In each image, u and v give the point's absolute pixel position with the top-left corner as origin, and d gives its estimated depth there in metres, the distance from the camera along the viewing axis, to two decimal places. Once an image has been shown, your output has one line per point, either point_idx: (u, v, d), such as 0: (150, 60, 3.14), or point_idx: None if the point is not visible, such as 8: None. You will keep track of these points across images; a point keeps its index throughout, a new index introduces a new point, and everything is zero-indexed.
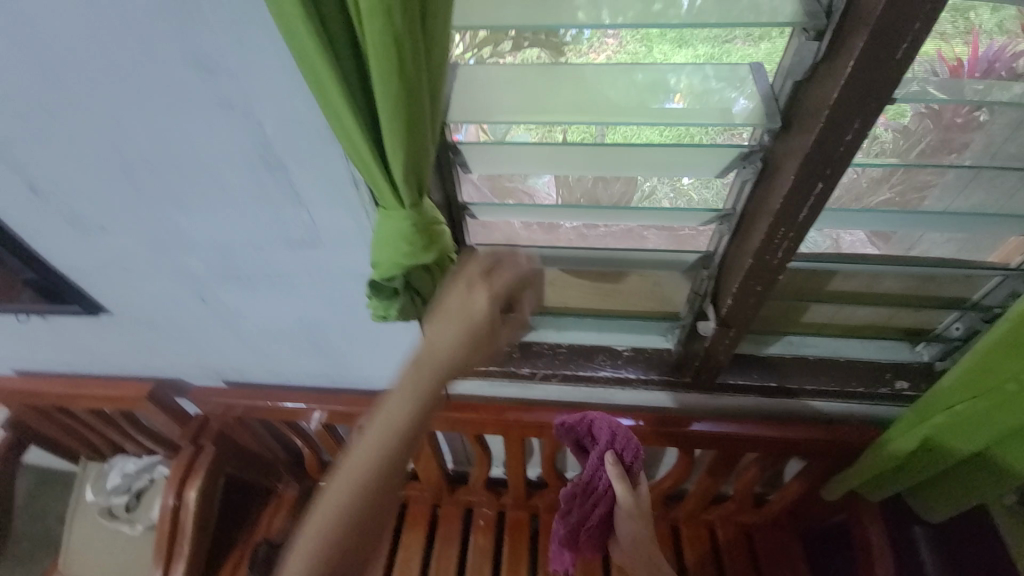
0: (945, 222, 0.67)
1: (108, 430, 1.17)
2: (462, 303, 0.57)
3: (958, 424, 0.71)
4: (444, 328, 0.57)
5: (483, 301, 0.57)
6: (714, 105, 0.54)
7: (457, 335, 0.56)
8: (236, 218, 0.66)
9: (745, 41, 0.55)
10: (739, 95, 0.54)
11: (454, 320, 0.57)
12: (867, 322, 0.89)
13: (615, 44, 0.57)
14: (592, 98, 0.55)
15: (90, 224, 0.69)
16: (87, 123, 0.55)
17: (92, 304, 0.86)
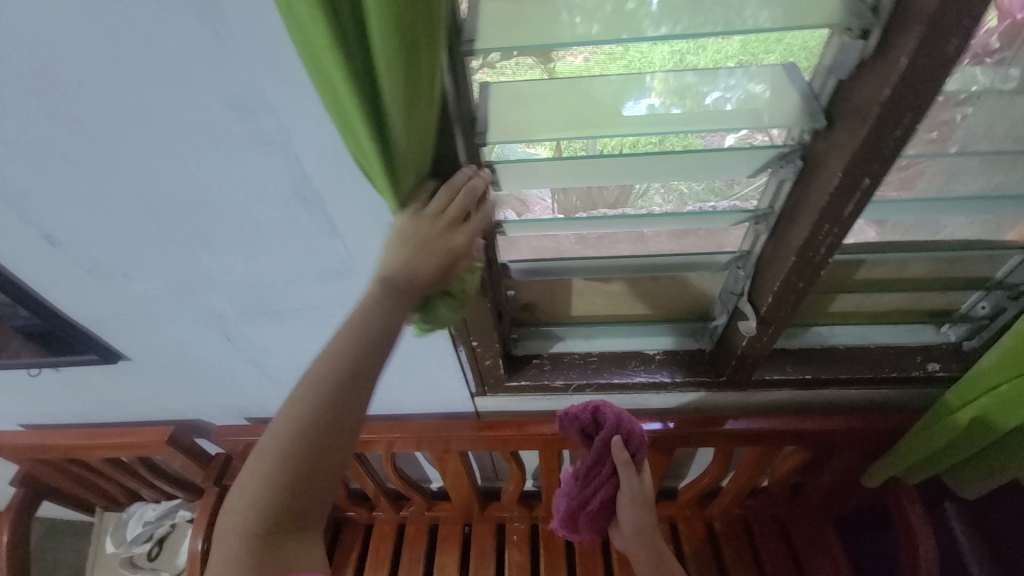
0: (960, 206, 0.69)
1: (127, 478, 1.13)
2: (427, 245, 0.50)
3: (1003, 405, 0.71)
4: (413, 277, 0.52)
5: (454, 247, 0.51)
6: (693, 104, 0.54)
7: (425, 277, 0.51)
8: (268, 254, 0.64)
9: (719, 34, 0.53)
10: (714, 87, 0.53)
11: (418, 263, 0.51)
12: (893, 307, 0.90)
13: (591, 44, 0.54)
14: (588, 103, 0.53)
15: (110, 271, 0.66)
16: (111, 170, 0.53)
17: (108, 351, 0.83)
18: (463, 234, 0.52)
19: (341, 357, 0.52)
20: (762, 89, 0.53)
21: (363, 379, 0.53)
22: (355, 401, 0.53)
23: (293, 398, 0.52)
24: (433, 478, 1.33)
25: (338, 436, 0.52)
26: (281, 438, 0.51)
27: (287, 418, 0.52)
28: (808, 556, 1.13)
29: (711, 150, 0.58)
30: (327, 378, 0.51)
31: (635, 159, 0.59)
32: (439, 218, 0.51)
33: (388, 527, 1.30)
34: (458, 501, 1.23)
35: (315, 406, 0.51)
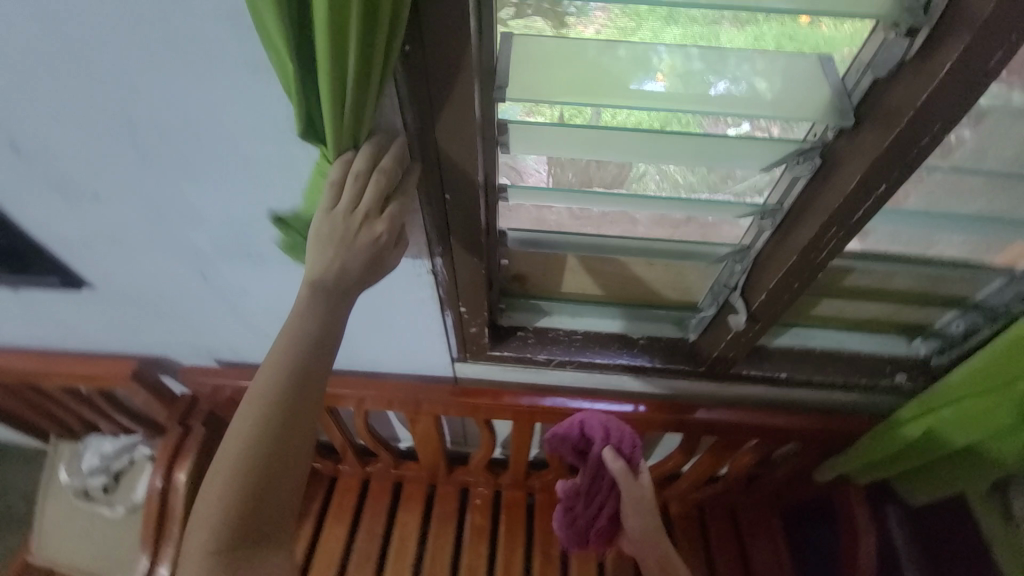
0: (952, 224, 0.71)
1: (84, 409, 1.09)
2: (349, 242, 0.51)
3: (958, 422, 0.74)
4: (341, 273, 0.51)
5: (374, 239, 0.51)
6: (696, 87, 0.50)
7: (350, 275, 0.52)
8: (256, 190, 0.60)
9: (733, 23, 0.51)
10: (721, 77, 0.51)
11: (342, 262, 0.51)
12: (872, 317, 0.92)
13: (605, 15, 0.51)
14: (599, 69, 0.51)
15: (80, 191, 0.61)
16: (85, 77, 0.48)
17: (73, 277, 0.78)
18: (383, 221, 0.51)
19: (278, 379, 0.52)
20: (764, 83, 0.51)
21: (306, 396, 0.54)
22: (299, 418, 0.54)
23: (239, 424, 0.54)
24: (402, 438, 1.33)
25: (290, 453, 0.55)
26: (235, 464, 0.54)
27: (235, 443, 0.54)
28: (753, 543, 1.19)
29: (728, 137, 0.56)
30: (270, 402, 0.53)
31: (648, 135, 0.57)
32: (353, 210, 0.50)
33: (351, 482, 1.30)
34: (425, 463, 1.24)
35: (261, 429, 0.53)
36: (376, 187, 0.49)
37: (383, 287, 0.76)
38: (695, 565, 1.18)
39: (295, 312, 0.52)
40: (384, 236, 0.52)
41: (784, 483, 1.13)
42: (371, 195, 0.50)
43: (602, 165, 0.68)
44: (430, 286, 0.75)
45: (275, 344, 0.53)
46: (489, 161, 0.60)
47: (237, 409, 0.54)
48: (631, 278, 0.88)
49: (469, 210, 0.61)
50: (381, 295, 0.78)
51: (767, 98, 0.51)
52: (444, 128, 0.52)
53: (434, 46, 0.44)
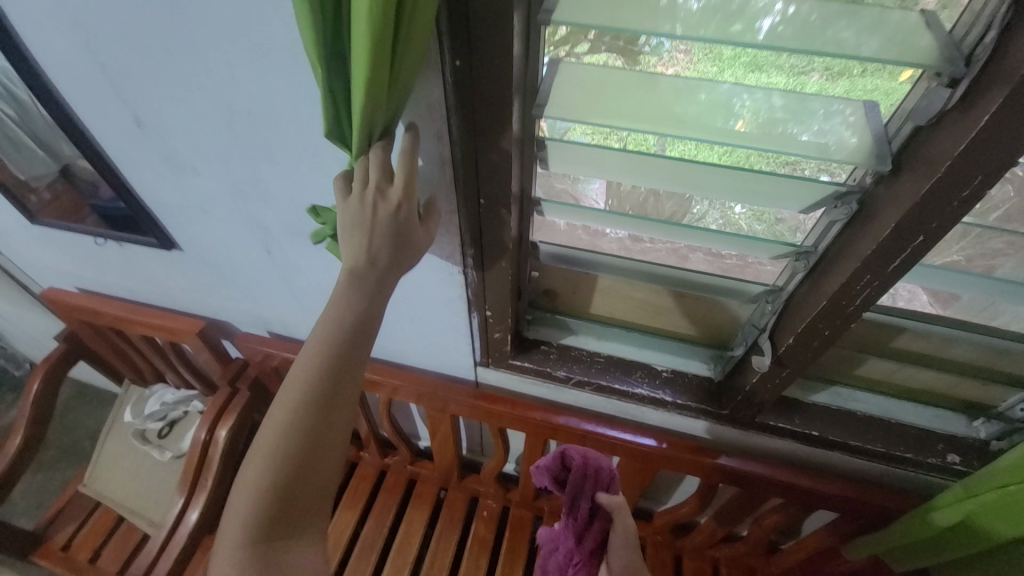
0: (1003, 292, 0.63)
1: (156, 359, 1.24)
2: (373, 220, 0.54)
3: (998, 513, 0.66)
4: (373, 253, 0.55)
5: (395, 207, 0.54)
6: (777, 132, 0.52)
7: (379, 251, 0.55)
8: (320, 176, 0.68)
9: (823, 74, 0.52)
10: (806, 126, 0.52)
11: (371, 238, 0.54)
12: (926, 387, 0.84)
13: (687, 58, 0.54)
14: (655, 102, 0.53)
15: (183, 164, 0.73)
16: (202, 70, 0.59)
17: (166, 239, 0.90)
18: (404, 191, 0.54)
19: (312, 372, 0.57)
20: (851, 128, 0.51)
21: (338, 387, 0.58)
22: (331, 411, 0.58)
23: (275, 416, 0.58)
24: (422, 436, 1.37)
25: (321, 446, 0.59)
26: (270, 458, 0.58)
27: (271, 435, 0.58)
28: None
29: (761, 172, 0.56)
30: (306, 395, 0.57)
31: (686, 164, 0.58)
32: (365, 191, 0.53)
33: (369, 470, 1.35)
34: (440, 464, 1.26)
35: (296, 421, 0.57)
36: (379, 162, 0.53)
37: (418, 282, 0.82)
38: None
39: (332, 305, 0.57)
40: (403, 203, 0.55)
41: (812, 558, 1.02)
42: (378, 170, 0.53)
43: (659, 202, 0.70)
44: (460, 286, 0.80)
45: (312, 338, 0.58)
46: (525, 174, 0.64)
47: (274, 402, 0.59)
48: (659, 306, 0.88)
49: (499, 217, 0.66)
50: (415, 290, 0.84)
51: (861, 147, 0.50)
52: (485, 142, 0.57)
53: (480, 66, 0.50)
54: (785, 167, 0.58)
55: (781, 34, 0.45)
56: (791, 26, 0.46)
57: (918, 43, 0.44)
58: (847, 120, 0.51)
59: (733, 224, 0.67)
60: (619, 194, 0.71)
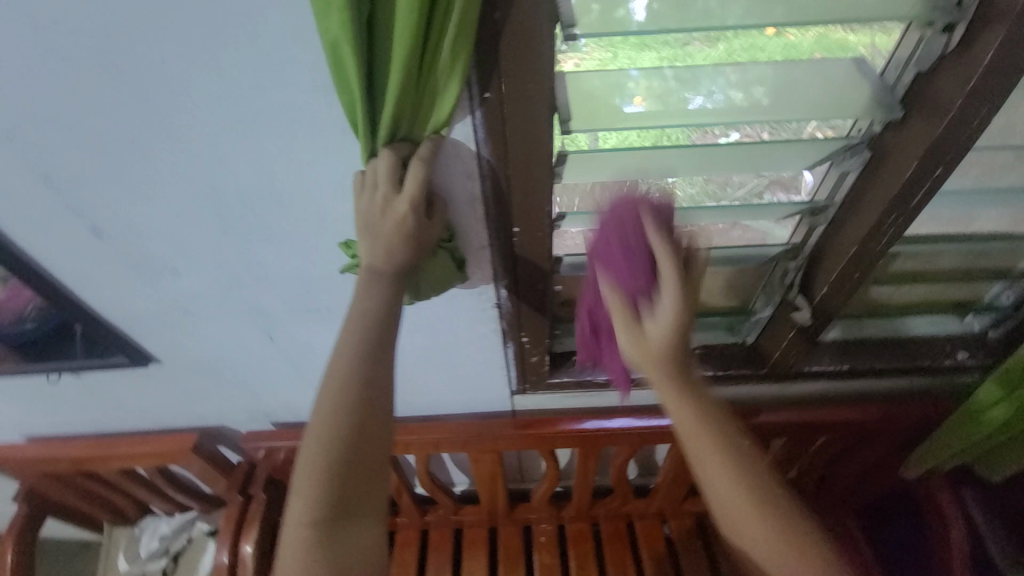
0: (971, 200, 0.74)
1: (140, 491, 1.08)
2: (381, 221, 0.52)
3: None
4: (387, 257, 0.53)
5: (401, 214, 0.50)
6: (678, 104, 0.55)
7: (394, 254, 0.53)
8: (329, 245, 0.61)
9: (704, 42, 0.55)
10: (698, 93, 0.55)
11: (384, 245, 0.53)
12: (921, 300, 0.92)
13: (581, 49, 0.54)
14: (587, 102, 0.55)
15: (158, 267, 0.64)
16: (177, 155, 0.51)
17: (140, 354, 0.79)
18: (408, 199, 0.50)
19: (352, 357, 0.54)
20: (745, 89, 0.55)
21: (383, 365, 0.55)
22: (378, 389, 0.54)
23: (319, 410, 0.53)
24: (456, 482, 1.30)
25: (372, 423, 0.54)
26: (325, 451, 0.52)
27: (318, 430, 0.53)
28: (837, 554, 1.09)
29: (765, 144, 0.59)
30: (350, 373, 0.53)
31: (696, 151, 0.59)
32: (374, 192, 0.50)
33: (411, 534, 1.26)
34: (487, 504, 1.20)
35: (346, 407, 0.53)
36: (388, 167, 0.48)
37: (448, 325, 0.78)
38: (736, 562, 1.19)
39: (357, 294, 0.55)
40: (409, 212, 0.51)
41: (857, 479, 1.09)
42: (387, 173, 0.49)
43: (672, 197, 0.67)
44: (494, 319, 0.77)
45: (347, 327, 0.55)
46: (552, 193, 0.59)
47: (317, 397, 0.54)
48: None
49: (534, 245, 0.63)
50: (444, 333, 0.79)
51: (744, 108, 0.55)
52: (516, 171, 0.53)
53: (512, 94, 0.47)
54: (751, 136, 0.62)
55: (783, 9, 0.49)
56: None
57: (900, 0, 0.49)
58: (740, 80, 0.54)
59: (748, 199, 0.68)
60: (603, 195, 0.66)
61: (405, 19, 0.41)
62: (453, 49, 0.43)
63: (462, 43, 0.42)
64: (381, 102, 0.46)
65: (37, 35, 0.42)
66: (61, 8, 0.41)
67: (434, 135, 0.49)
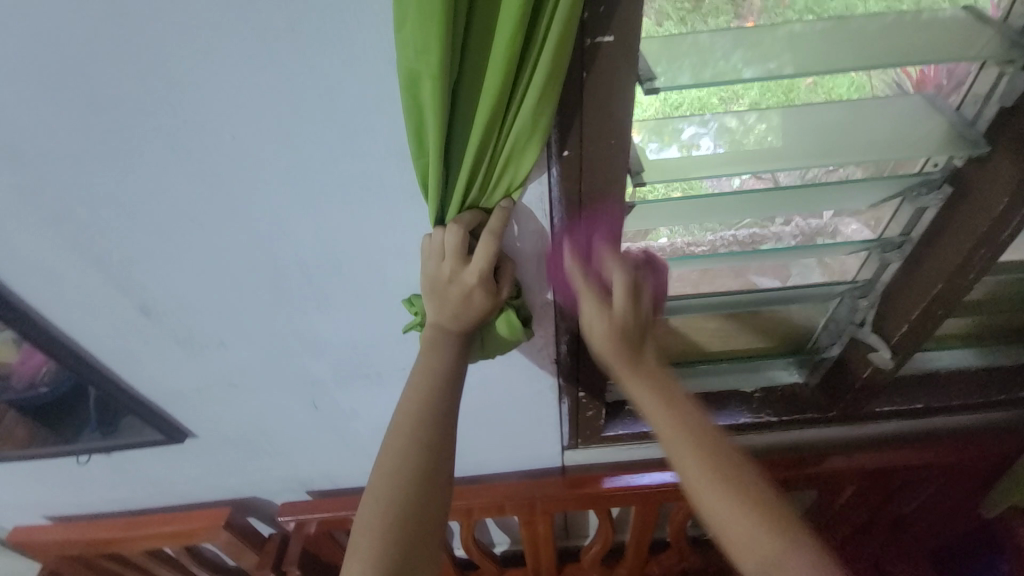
0: None
1: (166, 571, 1.01)
2: (449, 288, 0.49)
3: None
4: (457, 319, 0.50)
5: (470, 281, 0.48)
6: (671, 140, 0.54)
7: (463, 320, 0.50)
8: (388, 309, 0.58)
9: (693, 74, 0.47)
10: (691, 123, 0.53)
11: (453, 308, 0.50)
12: (986, 329, 0.87)
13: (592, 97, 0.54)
14: None
15: (205, 341, 0.61)
16: (235, 229, 0.49)
17: (176, 429, 0.74)
18: (479, 263, 0.47)
19: (417, 415, 0.49)
20: (739, 124, 0.53)
21: (450, 423, 0.50)
22: (444, 449, 0.49)
23: (377, 473, 0.48)
24: (498, 542, 1.21)
25: (435, 486, 0.48)
26: (384, 520, 0.46)
27: (377, 497, 0.47)
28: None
29: (837, 185, 0.58)
30: (414, 432, 0.48)
31: (768, 195, 0.58)
32: (443, 258, 0.47)
33: None
34: (533, 567, 1.11)
35: (408, 469, 0.47)
36: (456, 234, 0.45)
37: (501, 382, 0.73)
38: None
39: (420, 355, 0.51)
40: (476, 283, 0.48)
41: (935, 520, 1.00)
42: (455, 241, 0.46)
43: (728, 246, 0.69)
44: (551, 375, 0.72)
45: (410, 385, 0.51)
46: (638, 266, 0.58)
47: (376, 458, 0.49)
48: (734, 327, 0.84)
49: None
50: (498, 392, 0.75)
51: (736, 144, 0.53)
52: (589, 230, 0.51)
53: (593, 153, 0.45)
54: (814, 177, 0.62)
55: (863, 50, 0.47)
56: (871, 41, 0.47)
57: (982, 35, 0.47)
58: (738, 116, 0.53)
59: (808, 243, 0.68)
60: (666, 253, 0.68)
61: (488, 89, 0.39)
62: (534, 106, 0.40)
63: (545, 101, 0.40)
64: (456, 171, 0.44)
65: (104, 118, 0.41)
66: (133, 90, 0.39)
67: (505, 198, 0.47)
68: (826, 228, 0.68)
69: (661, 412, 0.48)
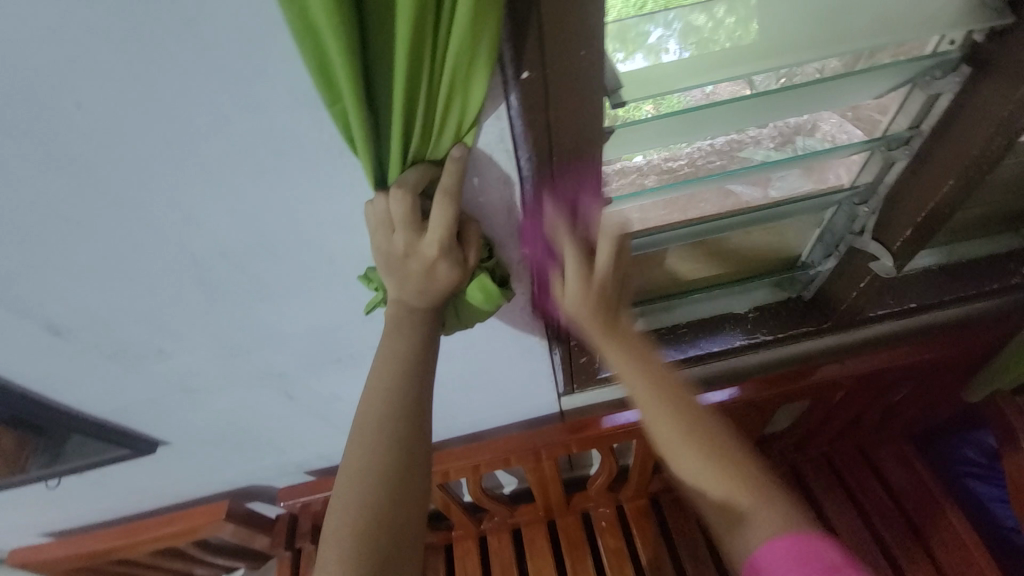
0: None
1: (180, 563, 1.00)
2: (408, 263, 0.41)
3: None
4: (422, 295, 0.43)
5: (431, 252, 0.40)
6: (636, 47, 0.44)
7: (429, 296, 0.43)
8: (341, 288, 0.50)
9: None
10: (654, 25, 0.43)
11: (416, 282, 0.42)
12: (981, 220, 0.82)
13: None
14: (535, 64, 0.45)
15: (140, 351, 0.53)
16: (128, 223, 0.39)
17: (143, 440, 0.69)
18: (438, 229, 0.40)
19: (384, 405, 0.41)
20: (708, 20, 0.44)
21: (426, 410, 0.42)
22: (419, 441, 0.41)
23: (343, 477, 0.40)
24: (507, 484, 1.23)
25: (413, 485, 0.40)
26: (355, 535, 0.37)
27: (343, 507, 0.38)
28: (887, 465, 1.08)
29: (837, 78, 0.49)
30: (379, 425, 0.40)
31: (759, 99, 0.50)
32: (393, 231, 0.39)
33: (469, 542, 1.21)
34: (543, 502, 1.14)
35: (380, 469, 0.39)
36: (403, 202, 0.37)
37: (486, 343, 0.68)
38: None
39: (382, 339, 0.44)
40: (438, 255, 0.41)
41: (921, 407, 1.03)
42: (403, 210, 0.38)
43: (706, 157, 0.62)
44: (539, 331, 0.67)
45: (374, 371, 0.43)
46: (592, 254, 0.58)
47: (341, 460, 0.41)
48: (726, 250, 0.79)
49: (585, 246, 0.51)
50: (484, 353, 0.70)
51: (704, 46, 0.45)
52: (564, 173, 0.43)
53: (558, 74, 0.35)
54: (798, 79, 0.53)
55: None
56: None
57: None
58: (706, 9, 0.43)
59: (787, 143, 0.62)
60: (642, 173, 0.62)
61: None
62: (472, 16, 0.30)
63: (484, 5, 0.29)
64: (387, 117, 0.35)
65: None
66: None
67: (456, 146, 0.38)
68: (806, 125, 0.62)
69: (632, 361, 0.51)
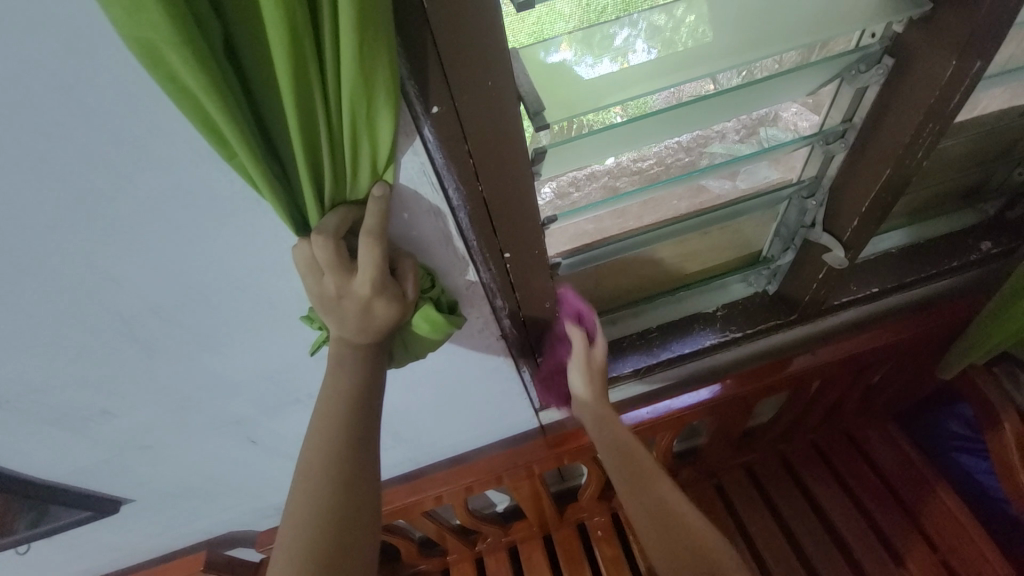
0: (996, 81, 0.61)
1: None
2: (343, 305, 0.41)
3: None
4: (362, 334, 0.42)
5: (364, 292, 0.40)
6: (602, 51, 0.43)
7: (368, 335, 0.42)
8: (286, 330, 0.49)
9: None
10: (620, 26, 0.43)
11: (354, 322, 0.42)
12: (936, 197, 0.84)
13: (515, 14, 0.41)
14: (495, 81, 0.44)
15: (86, 413, 0.51)
16: (44, 290, 0.38)
17: (103, 500, 0.67)
18: (368, 268, 0.39)
19: (327, 450, 0.40)
20: (668, 20, 0.43)
21: (371, 449, 0.42)
22: (366, 480, 0.40)
23: (286, 527, 0.38)
24: (500, 501, 1.22)
25: (359, 531, 0.39)
26: None
27: (285, 561, 0.37)
28: (872, 448, 1.08)
29: (764, 80, 0.49)
30: (323, 469, 0.39)
31: (693, 105, 0.49)
32: (322, 275, 0.39)
33: (467, 565, 1.18)
34: (536, 517, 1.13)
35: (324, 516, 0.38)
36: (325, 247, 0.37)
37: (451, 367, 0.67)
38: (810, 524, 1.05)
39: (324, 381, 0.43)
40: (372, 293, 0.40)
41: (899, 386, 1.03)
42: (326, 254, 0.37)
43: (674, 154, 0.63)
44: (502, 351, 0.66)
45: (317, 414, 0.42)
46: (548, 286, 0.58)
47: (286, 510, 0.40)
48: (686, 251, 0.79)
49: (530, 267, 0.51)
50: (451, 377, 0.69)
51: (669, 47, 0.44)
52: (494, 199, 0.42)
53: (468, 107, 0.35)
54: (757, 72, 0.53)
55: None
56: None
57: None
58: (665, 9, 0.43)
59: (751, 134, 0.63)
60: (614, 175, 0.63)
61: (285, 52, 0.28)
62: (359, 58, 0.29)
63: (371, 50, 0.29)
64: (295, 164, 0.34)
65: None
66: None
67: (377, 184, 0.38)
68: (769, 116, 0.63)
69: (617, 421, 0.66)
